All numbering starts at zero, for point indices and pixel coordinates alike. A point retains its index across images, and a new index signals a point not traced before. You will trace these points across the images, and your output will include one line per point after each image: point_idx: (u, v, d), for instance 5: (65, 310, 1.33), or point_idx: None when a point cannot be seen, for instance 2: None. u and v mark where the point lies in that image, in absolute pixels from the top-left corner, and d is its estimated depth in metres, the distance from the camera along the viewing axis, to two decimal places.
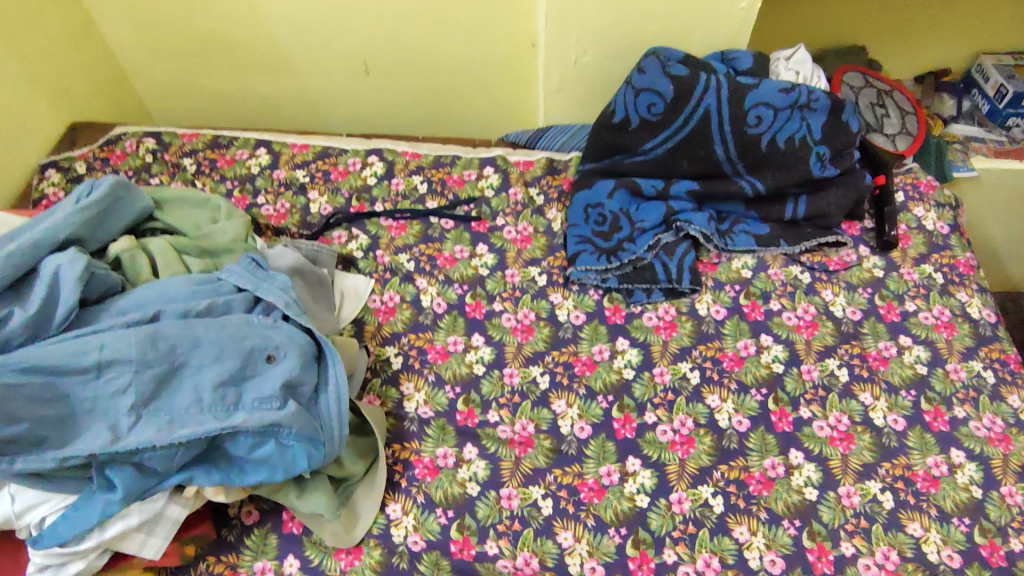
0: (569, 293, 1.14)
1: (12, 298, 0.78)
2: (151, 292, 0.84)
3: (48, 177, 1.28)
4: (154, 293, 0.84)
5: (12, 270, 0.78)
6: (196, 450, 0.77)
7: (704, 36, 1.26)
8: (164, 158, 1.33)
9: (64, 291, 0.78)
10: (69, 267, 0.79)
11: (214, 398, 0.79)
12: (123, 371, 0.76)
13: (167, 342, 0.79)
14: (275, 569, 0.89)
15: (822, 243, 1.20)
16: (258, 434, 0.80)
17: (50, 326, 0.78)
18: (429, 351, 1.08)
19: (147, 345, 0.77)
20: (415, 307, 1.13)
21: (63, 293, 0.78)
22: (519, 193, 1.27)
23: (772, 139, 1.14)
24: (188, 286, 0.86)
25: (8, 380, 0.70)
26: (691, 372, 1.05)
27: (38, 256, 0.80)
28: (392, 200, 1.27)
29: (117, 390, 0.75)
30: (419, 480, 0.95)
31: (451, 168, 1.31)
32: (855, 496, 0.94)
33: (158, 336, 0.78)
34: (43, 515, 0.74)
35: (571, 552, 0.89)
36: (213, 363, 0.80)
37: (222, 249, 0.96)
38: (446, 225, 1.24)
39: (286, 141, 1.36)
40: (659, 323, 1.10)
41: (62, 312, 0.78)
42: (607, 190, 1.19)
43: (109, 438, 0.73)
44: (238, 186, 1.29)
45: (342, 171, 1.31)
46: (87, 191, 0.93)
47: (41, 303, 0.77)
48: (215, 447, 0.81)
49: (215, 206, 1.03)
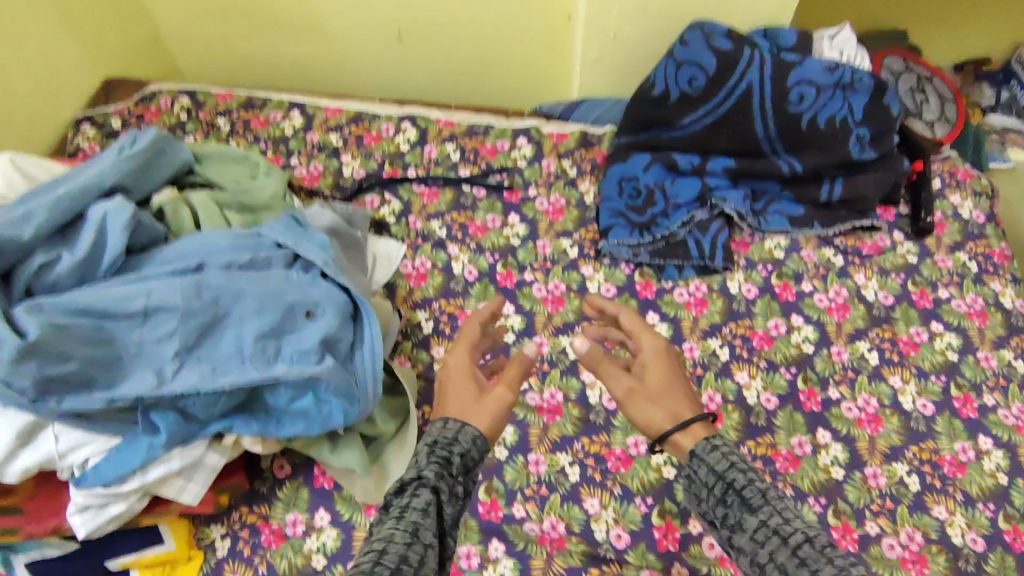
0: (600, 266, 1.14)
1: (59, 242, 0.78)
2: (195, 243, 0.85)
3: (83, 131, 1.28)
4: (199, 244, 0.85)
5: (60, 214, 0.78)
6: (237, 399, 0.79)
7: (747, 12, 1.24)
8: (198, 116, 1.33)
9: (110, 240, 0.79)
10: (116, 215, 0.79)
11: (256, 350, 0.80)
12: (168, 318, 0.77)
13: (209, 293, 0.80)
14: (306, 522, 0.91)
15: (856, 226, 1.19)
16: (296, 387, 0.82)
17: (96, 271, 0.78)
18: (459, 317, 1.08)
19: (191, 294, 0.78)
20: (446, 273, 1.13)
21: (111, 241, 0.79)
22: (552, 165, 1.27)
23: (813, 119, 1.13)
24: (230, 239, 0.87)
25: (58, 321, 0.71)
26: (720, 349, 1.05)
27: (84, 202, 0.81)
28: (425, 166, 1.27)
29: (163, 337, 0.76)
30: None
31: (484, 137, 1.31)
32: (881, 477, 0.95)
33: (200, 287, 0.79)
34: (87, 456, 0.74)
35: (597, 519, 0.90)
36: (255, 315, 0.81)
37: (261, 206, 0.97)
38: (478, 194, 1.24)
39: (319, 104, 1.36)
40: (690, 299, 1.10)
41: (109, 259, 0.78)
42: (643, 164, 1.19)
43: (154, 383, 0.74)
44: (272, 147, 1.29)
45: (375, 135, 1.31)
46: (130, 141, 0.93)
47: (89, 249, 0.77)
48: (254, 398, 0.82)
49: (253, 163, 1.04)
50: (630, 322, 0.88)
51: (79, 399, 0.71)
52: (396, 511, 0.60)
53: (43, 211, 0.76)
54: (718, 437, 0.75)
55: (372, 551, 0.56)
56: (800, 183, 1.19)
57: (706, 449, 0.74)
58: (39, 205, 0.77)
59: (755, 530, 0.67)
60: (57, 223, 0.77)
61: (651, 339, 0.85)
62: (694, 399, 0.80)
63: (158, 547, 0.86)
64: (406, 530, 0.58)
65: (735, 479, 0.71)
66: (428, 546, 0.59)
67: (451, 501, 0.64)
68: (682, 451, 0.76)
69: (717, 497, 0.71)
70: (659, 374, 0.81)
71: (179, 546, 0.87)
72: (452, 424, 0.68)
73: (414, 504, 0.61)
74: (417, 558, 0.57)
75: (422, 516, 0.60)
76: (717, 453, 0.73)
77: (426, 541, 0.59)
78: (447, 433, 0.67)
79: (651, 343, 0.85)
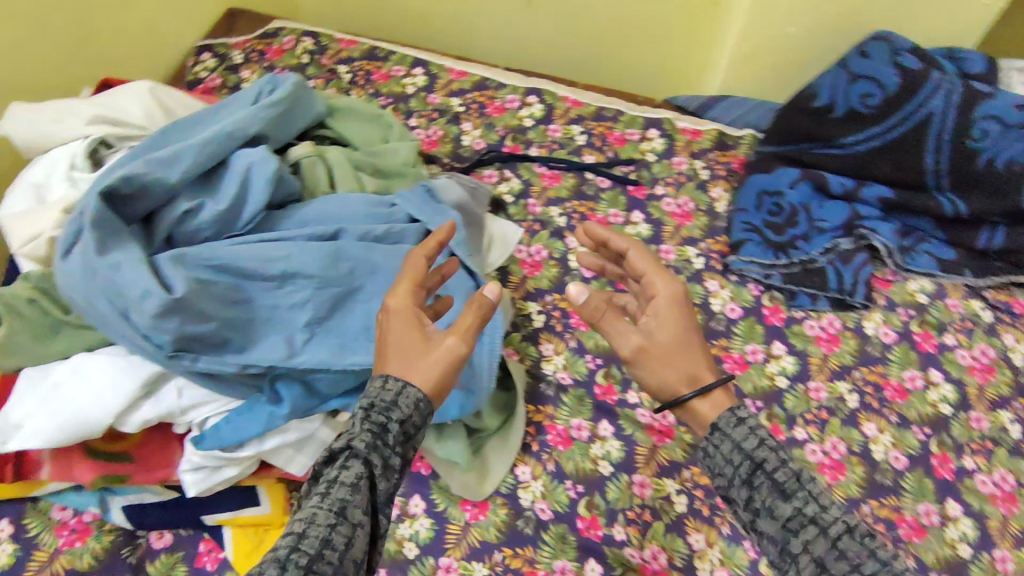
0: (727, 282, 1.07)
1: (202, 189, 0.74)
2: (331, 206, 0.81)
3: (203, 61, 1.25)
4: (336, 208, 0.81)
5: (207, 159, 0.73)
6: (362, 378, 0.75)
7: (928, 27, 1.12)
8: (320, 61, 1.27)
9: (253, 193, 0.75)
10: (262, 166, 0.75)
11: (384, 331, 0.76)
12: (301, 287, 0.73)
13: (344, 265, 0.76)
14: (400, 506, 0.88)
15: (1012, 281, 1.08)
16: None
17: (236, 225, 0.74)
18: (572, 316, 1.03)
19: (327, 264, 0.74)
20: (562, 266, 1.07)
21: (254, 194, 0.75)
22: (684, 164, 1.18)
23: (992, 160, 1.01)
24: (364, 208, 0.82)
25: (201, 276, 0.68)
26: (849, 395, 0.97)
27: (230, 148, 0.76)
28: (548, 146, 1.20)
29: (296, 305, 0.72)
30: (551, 448, 0.92)
31: (614, 123, 1.23)
32: (1013, 564, 0.86)
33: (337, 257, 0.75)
34: (206, 416, 0.72)
35: (701, 556, 0.85)
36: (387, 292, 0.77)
37: (394, 171, 0.92)
38: (602, 184, 1.16)
39: (444, 64, 1.29)
40: (821, 334, 1.02)
41: (249, 213, 0.74)
42: (791, 179, 1.10)
43: (284, 353, 0.70)
44: (392, 104, 1.23)
45: (498, 106, 1.24)
46: (268, 86, 0.88)
47: (232, 200, 0.73)
48: None
49: (386, 123, 0.99)
50: (641, 261, 0.76)
51: (213, 360, 0.68)
52: (322, 488, 0.55)
53: (191, 153, 0.72)
54: (745, 409, 0.67)
55: (291, 535, 0.51)
56: (956, 224, 1.09)
57: (729, 422, 0.66)
58: (187, 146, 0.72)
59: (789, 520, 0.59)
60: (203, 168, 0.73)
61: (668, 286, 0.74)
62: (714, 363, 0.71)
63: (254, 509, 0.83)
64: (328, 516, 0.52)
65: (767, 460, 0.62)
66: (354, 528, 0.53)
67: (386, 475, 0.57)
68: (703, 420, 0.69)
69: (742, 477, 0.63)
70: (670, 331, 0.72)
71: (275, 510, 0.83)
72: (392, 384, 0.60)
73: (338, 487, 0.54)
74: (340, 542, 0.51)
75: (351, 492, 0.54)
76: (744, 429, 0.65)
77: (353, 524, 0.53)
78: (386, 394, 0.59)
79: (667, 291, 0.73)
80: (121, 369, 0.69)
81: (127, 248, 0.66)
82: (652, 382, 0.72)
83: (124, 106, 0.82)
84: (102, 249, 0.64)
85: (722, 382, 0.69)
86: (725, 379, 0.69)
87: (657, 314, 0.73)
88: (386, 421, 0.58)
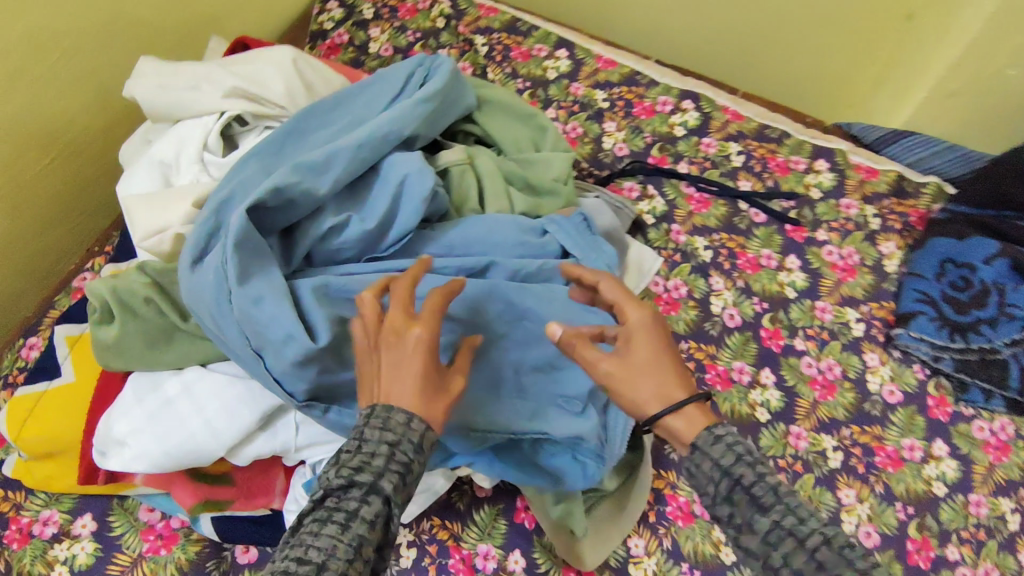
0: (888, 358, 0.93)
1: (348, 200, 0.65)
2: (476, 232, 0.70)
3: (329, 10, 1.13)
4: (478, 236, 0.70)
5: (358, 166, 0.64)
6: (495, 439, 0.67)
7: None
8: (457, 29, 1.14)
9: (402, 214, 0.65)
10: (417, 180, 0.64)
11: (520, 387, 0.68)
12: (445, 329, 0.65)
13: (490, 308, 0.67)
14: (498, 559, 0.80)
15: None
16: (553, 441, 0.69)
17: (380, 245, 0.65)
18: (709, 371, 0.90)
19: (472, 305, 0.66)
20: (702, 309, 0.95)
21: (403, 211, 0.65)
22: (854, 207, 1.03)
23: None
24: (517, 235, 0.72)
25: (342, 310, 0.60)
26: (1014, 516, 0.85)
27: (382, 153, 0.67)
28: (698, 163, 1.06)
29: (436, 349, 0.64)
30: (669, 521, 0.83)
31: (777, 146, 1.08)
32: None
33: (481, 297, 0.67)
34: (320, 458, 0.64)
35: None
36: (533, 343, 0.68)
37: (546, 189, 0.80)
38: (756, 217, 1.02)
39: (591, 48, 1.14)
40: (991, 439, 0.89)
41: (396, 237, 0.65)
42: (985, 253, 0.95)
43: None
44: (529, 88, 1.10)
45: (648, 107, 1.10)
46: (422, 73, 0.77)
47: (381, 218, 0.63)
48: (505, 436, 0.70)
49: (539, 126, 0.86)
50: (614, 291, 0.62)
51: (347, 409, 0.58)
52: (338, 517, 0.45)
53: (344, 158, 0.63)
54: (724, 426, 0.54)
55: (308, 565, 0.42)
56: None
57: (707, 440, 0.53)
58: (340, 149, 0.63)
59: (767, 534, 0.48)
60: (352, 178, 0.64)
61: (642, 312, 0.59)
62: (688, 378, 0.57)
63: None
64: (313, 560, 0.42)
65: (745, 475, 0.50)
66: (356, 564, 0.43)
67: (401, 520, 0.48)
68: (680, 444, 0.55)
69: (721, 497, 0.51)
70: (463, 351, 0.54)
71: None
72: (395, 416, 0.49)
73: (326, 527, 0.44)
74: None
75: (368, 530, 0.45)
76: (723, 445, 0.52)
77: (366, 562, 0.44)
78: (414, 436, 0.49)
79: (637, 324, 0.59)
80: (240, 398, 0.61)
81: (268, 271, 0.57)
82: (619, 398, 0.57)
83: (264, 78, 0.72)
84: (242, 275, 0.56)
85: (697, 398, 0.55)
86: (696, 396, 0.55)
87: (640, 347, 0.57)
88: (378, 450, 0.47)
